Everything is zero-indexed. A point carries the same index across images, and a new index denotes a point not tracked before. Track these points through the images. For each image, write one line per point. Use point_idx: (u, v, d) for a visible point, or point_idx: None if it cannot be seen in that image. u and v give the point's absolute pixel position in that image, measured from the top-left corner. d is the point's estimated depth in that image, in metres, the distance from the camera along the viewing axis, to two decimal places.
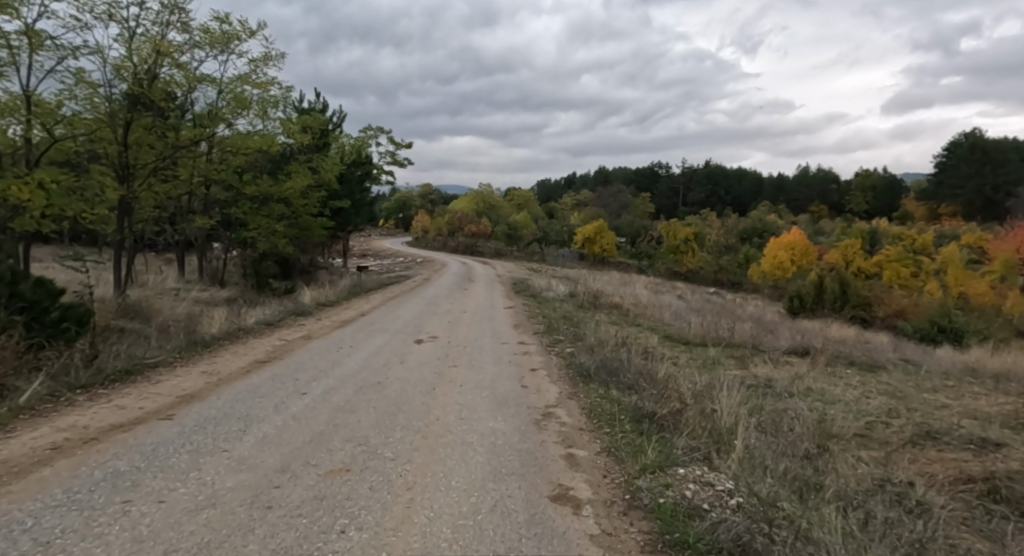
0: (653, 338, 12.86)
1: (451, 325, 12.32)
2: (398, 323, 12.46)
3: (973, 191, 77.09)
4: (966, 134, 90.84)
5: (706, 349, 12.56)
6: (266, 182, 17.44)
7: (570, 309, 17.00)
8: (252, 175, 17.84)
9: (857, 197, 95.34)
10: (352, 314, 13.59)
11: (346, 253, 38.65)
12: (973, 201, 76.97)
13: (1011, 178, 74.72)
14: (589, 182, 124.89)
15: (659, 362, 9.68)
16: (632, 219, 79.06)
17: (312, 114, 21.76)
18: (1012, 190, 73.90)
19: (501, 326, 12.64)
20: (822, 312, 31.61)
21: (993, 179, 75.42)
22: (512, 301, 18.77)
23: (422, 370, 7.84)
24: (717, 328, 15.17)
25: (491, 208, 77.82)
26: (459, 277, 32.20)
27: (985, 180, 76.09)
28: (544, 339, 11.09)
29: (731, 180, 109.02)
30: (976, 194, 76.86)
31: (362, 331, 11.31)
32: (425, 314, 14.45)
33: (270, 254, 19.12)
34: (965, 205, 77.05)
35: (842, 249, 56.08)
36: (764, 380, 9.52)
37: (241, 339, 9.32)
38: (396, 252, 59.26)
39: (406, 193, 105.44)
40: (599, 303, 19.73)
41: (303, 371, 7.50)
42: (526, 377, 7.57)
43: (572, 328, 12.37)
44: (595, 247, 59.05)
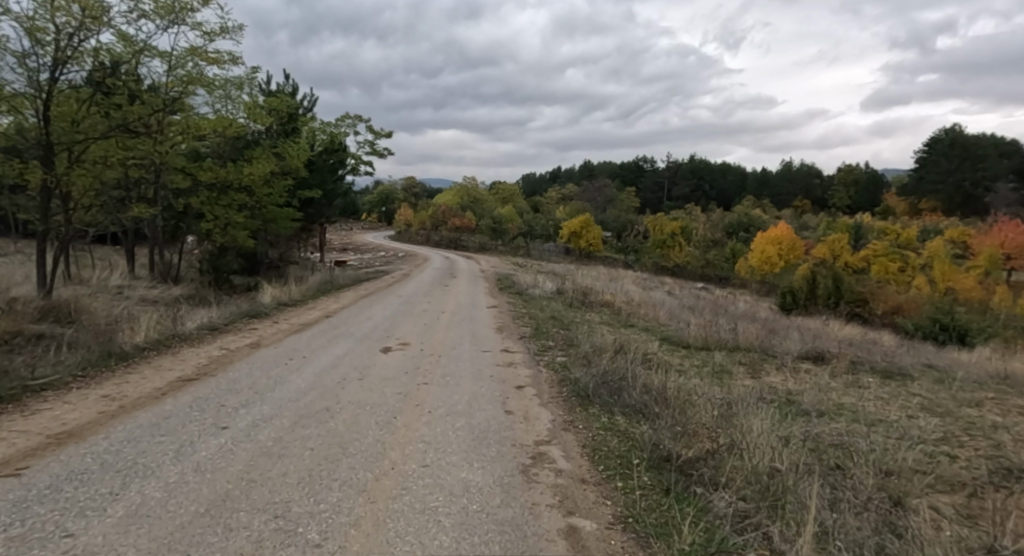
0: (652, 342, 11.64)
1: (425, 329, 10.90)
2: (365, 327, 11.01)
3: (954, 187, 77.53)
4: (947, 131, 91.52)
5: (711, 355, 11.34)
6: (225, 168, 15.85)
7: (559, 309, 15.71)
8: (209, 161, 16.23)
9: (840, 192, 95.52)
10: (316, 316, 12.11)
11: (323, 248, 37.00)
12: (954, 196, 77.31)
13: (990, 174, 75.36)
14: (574, 176, 123.79)
15: (664, 373, 8.43)
16: (618, 214, 78.10)
17: (279, 96, 20.18)
18: (993, 185, 74.29)
19: (482, 329, 11.28)
20: (814, 309, 30.84)
21: (974, 174, 75.80)
22: (496, 299, 17.43)
23: (384, 390, 6.44)
24: (718, 330, 14.03)
25: (477, 202, 76.35)
26: (441, 273, 30.79)
27: (965, 175, 76.44)
28: (531, 345, 9.75)
29: (716, 175, 108.63)
30: (956, 190, 77.27)
31: (322, 336, 9.84)
32: (398, 315, 13.00)
33: (231, 249, 17.52)
34: (946, 200, 77.32)
35: (829, 244, 55.64)
36: (785, 395, 8.30)
37: (171, 350, 7.81)
38: (377, 246, 57.55)
39: (390, 188, 103.59)
40: (589, 301, 18.48)
41: (235, 393, 6.03)
42: (511, 399, 6.21)
43: (563, 333, 11.06)
44: (581, 241, 57.98)
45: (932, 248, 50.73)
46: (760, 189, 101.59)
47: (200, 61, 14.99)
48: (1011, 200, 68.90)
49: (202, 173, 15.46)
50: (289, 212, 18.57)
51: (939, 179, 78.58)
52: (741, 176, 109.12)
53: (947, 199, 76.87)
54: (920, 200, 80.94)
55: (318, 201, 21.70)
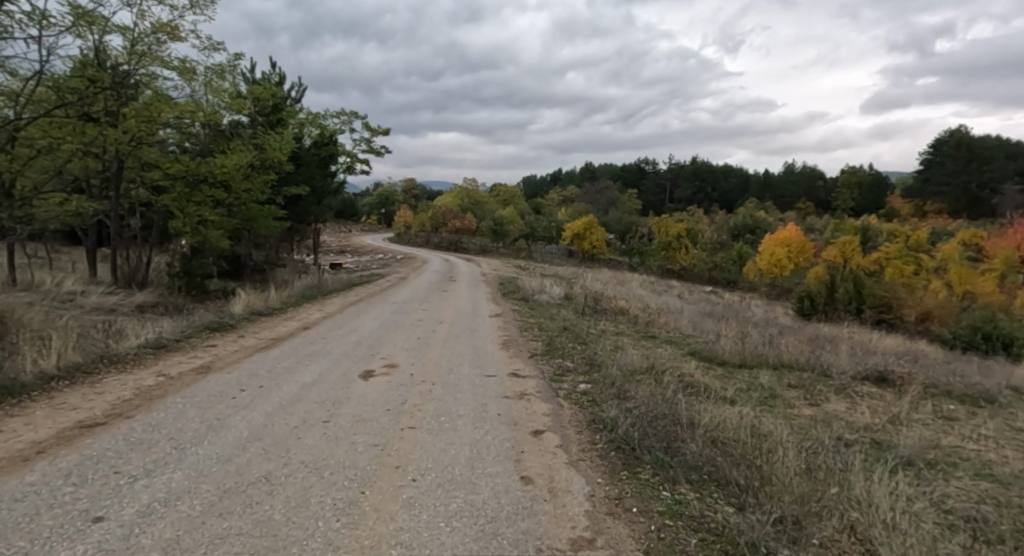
0: (684, 362, 9.99)
1: (418, 346, 9.21)
2: (347, 342, 9.34)
3: (959, 188, 76.00)
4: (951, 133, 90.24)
5: (753, 376, 9.65)
6: (196, 160, 14.18)
7: (570, 318, 14.07)
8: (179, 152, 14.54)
9: (844, 194, 94.03)
10: (291, 328, 10.44)
11: (315, 251, 35.35)
12: (960, 198, 75.83)
13: (996, 176, 74.07)
14: (574, 178, 122.31)
15: (714, 406, 6.73)
16: (621, 215, 76.51)
17: (263, 85, 18.57)
18: (1000, 187, 72.84)
19: (485, 345, 9.60)
20: (830, 313, 29.26)
21: (981, 175, 74.20)
22: (500, 306, 15.78)
23: (356, 441, 4.74)
24: (752, 343, 12.38)
25: (477, 204, 74.75)
26: (440, 276, 29.16)
27: (972, 177, 74.80)
28: (546, 366, 8.05)
29: (718, 177, 107.12)
30: (962, 192, 75.80)
31: (292, 355, 8.13)
32: (388, 326, 11.35)
33: (206, 250, 15.84)
34: (953, 202, 75.82)
35: (840, 246, 54.01)
36: (869, 434, 6.58)
37: (88, 379, 6.08)
38: (373, 248, 55.90)
39: (389, 190, 102.26)
40: (601, 308, 16.82)
41: (143, 450, 4.31)
42: (527, 457, 4.50)
43: (580, 350, 9.39)
44: (585, 243, 56.34)
45: (946, 251, 49.16)
46: (763, 191, 100.08)
47: (166, 37, 13.33)
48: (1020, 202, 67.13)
49: (169, 164, 13.79)
50: (271, 210, 16.87)
51: (946, 180, 76.99)
52: (744, 178, 107.59)
53: (954, 201, 75.29)
54: (926, 202, 79.30)
55: (307, 199, 20.03)
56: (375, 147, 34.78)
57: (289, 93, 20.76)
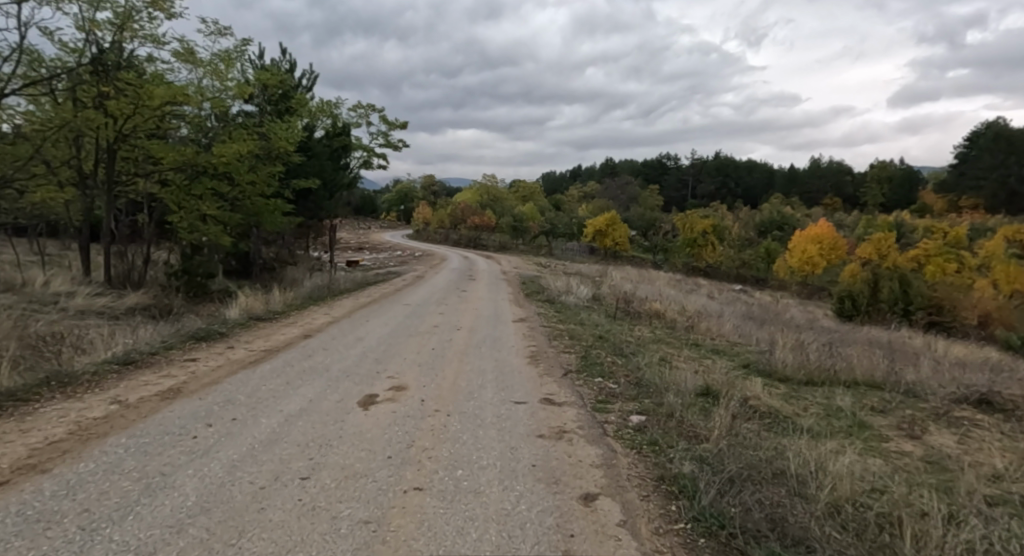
0: (744, 381, 8.54)
1: (435, 360, 7.91)
2: (350, 355, 8.09)
3: (996, 183, 72.63)
4: (987, 125, 86.52)
5: (825, 398, 8.18)
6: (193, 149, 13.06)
7: (603, 323, 12.67)
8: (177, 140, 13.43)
9: (874, 189, 90.81)
10: (290, 337, 9.20)
11: (331, 248, 34.36)
12: (998, 193, 72.50)
13: None
14: (595, 175, 120.26)
15: (805, 447, 5.30)
16: (643, 212, 74.62)
17: (270, 71, 17.47)
18: None
19: (509, 358, 8.26)
20: (873, 315, 27.36)
21: (1021, 169, 70.89)
22: (523, 309, 14.45)
23: (341, 515, 3.40)
24: (812, 353, 10.88)
25: (496, 200, 73.41)
26: (459, 274, 27.92)
27: (1011, 170, 71.43)
28: (585, 388, 6.70)
29: (742, 172, 104.37)
30: (1000, 186, 72.42)
31: (283, 373, 6.85)
32: (399, 333, 10.09)
33: (207, 247, 14.73)
34: (990, 197, 72.58)
35: (875, 242, 51.43)
36: (1009, 486, 5.09)
37: (18, 411, 4.84)
38: (392, 245, 54.95)
39: (408, 187, 101.50)
40: (633, 312, 15.38)
41: (36, 533, 3.02)
42: (583, 548, 3.13)
43: (621, 367, 8.01)
44: (607, 240, 54.67)
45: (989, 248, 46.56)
46: (789, 186, 97.15)
47: (159, 13, 12.20)
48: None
49: (164, 154, 12.69)
50: (277, 204, 15.74)
51: (984, 175, 73.78)
52: (768, 172, 104.63)
53: (991, 196, 72.06)
54: (961, 196, 76.07)
55: (319, 193, 18.87)
56: (392, 141, 33.73)
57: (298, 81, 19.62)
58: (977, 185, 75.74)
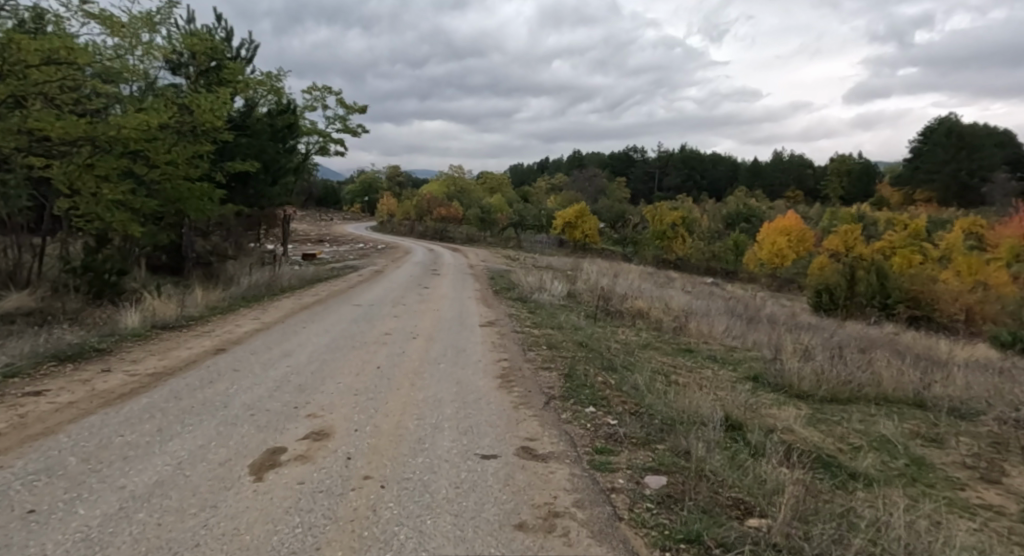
0: (764, 403, 7.04)
1: (378, 385, 6.13)
2: (265, 379, 6.19)
3: (949, 176, 74.33)
4: (940, 121, 88.83)
5: (858, 422, 6.77)
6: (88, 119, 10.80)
7: (583, 327, 11.12)
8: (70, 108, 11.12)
9: (833, 182, 92.31)
10: (197, 354, 7.23)
11: (284, 241, 32.01)
12: (950, 186, 74.18)
13: (985, 164, 72.91)
14: (562, 167, 119.14)
15: (893, 521, 3.76)
16: (611, 203, 73.70)
17: (198, 37, 15.24)
18: (991, 175, 71.28)
19: (474, 380, 6.56)
20: (847, 311, 26.83)
21: (972, 164, 72.76)
22: (492, 309, 12.77)
23: None
24: (822, 359, 9.56)
25: (463, 192, 71.32)
26: (422, 268, 26.08)
27: (963, 165, 73.25)
28: (575, 430, 5.02)
29: (707, 164, 104.70)
30: (952, 179, 74.14)
31: (159, 411, 4.92)
32: (340, 345, 8.23)
33: (117, 239, 12.47)
34: (943, 190, 74.34)
35: (842, 235, 51.41)
36: None
37: None
38: (352, 237, 52.39)
39: (372, 177, 98.33)
40: (614, 312, 13.85)
41: None
42: None
43: (614, 392, 6.40)
44: (577, 232, 53.37)
45: (951, 241, 46.84)
46: (753, 179, 97.83)
47: None
48: (1009, 190, 67.13)
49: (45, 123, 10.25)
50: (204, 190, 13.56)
51: (938, 168, 75.40)
52: (733, 166, 105.35)
53: (944, 189, 73.65)
54: (915, 190, 77.67)
55: (260, 178, 16.68)
56: (351, 126, 31.55)
57: (234, 52, 17.30)
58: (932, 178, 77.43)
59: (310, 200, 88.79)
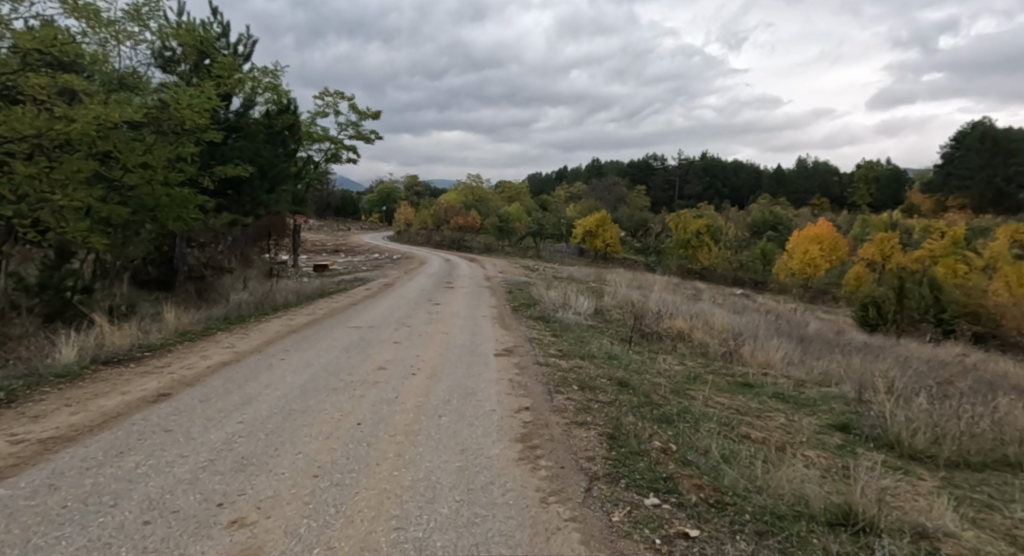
0: (878, 473, 5.17)
1: (351, 459, 4.40)
2: (199, 445, 4.49)
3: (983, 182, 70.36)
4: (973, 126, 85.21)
5: (1019, 505, 4.85)
6: (37, 113, 9.37)
7: (620, 357, 9.33)
8: (22, 102, 9.72)
9: (860, 190, 89.20)
10: (126, 402, 5.56)
11: (294, 251, 30.75)
12: (986, 193, 70.02)
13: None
14: (580, 176, 117.35)
15: None
16: (632, 212, 71.63)
17: (187, 29, 13.90)
18: None
19: (484, 445, 4.81)
20: (897, 327, 24.74)
21: (1008, 169, 69.15)
22: (510, 332, 11.04)
23: None
24: (923, 401, 7.63)
25: (481, 201, 69.90)
26: (436, 280, 24.57)
27: (998, 170, 69.68)
28: (638, 552, 3.23)
29: (730, 172, 102.25)
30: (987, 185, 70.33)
31: (5, 517, 3.24)
32: (319, 386, 6.54)
33: (83, 252, 11.01)
34: (978, 196, 70.68)
35: (878, 243, 48.77)
36: None
37: None
38: (368, 247, 51.24)
39: (391, 187, 97.90)
40: (651, 334, 12.07)
41: None
42: None
43: (676, 468, 4.59)
44: (597, 241, 51.53)
45: (997, 249, 43.06)
46: (777, 186, 94.85)
47: None
48: None
49: None
50: (185, 195, 12.09)
51: (971, 174, 71.68)
52: (756, 173, 102.72)
53: (979, 195, 69.90)
54: (948, 196, 74.00)
55: (254, 184, 15.17)
56: (363, 132, 30.28)
57: (229, 48, 15.89)
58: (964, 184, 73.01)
59: (328, 208, 88.19)
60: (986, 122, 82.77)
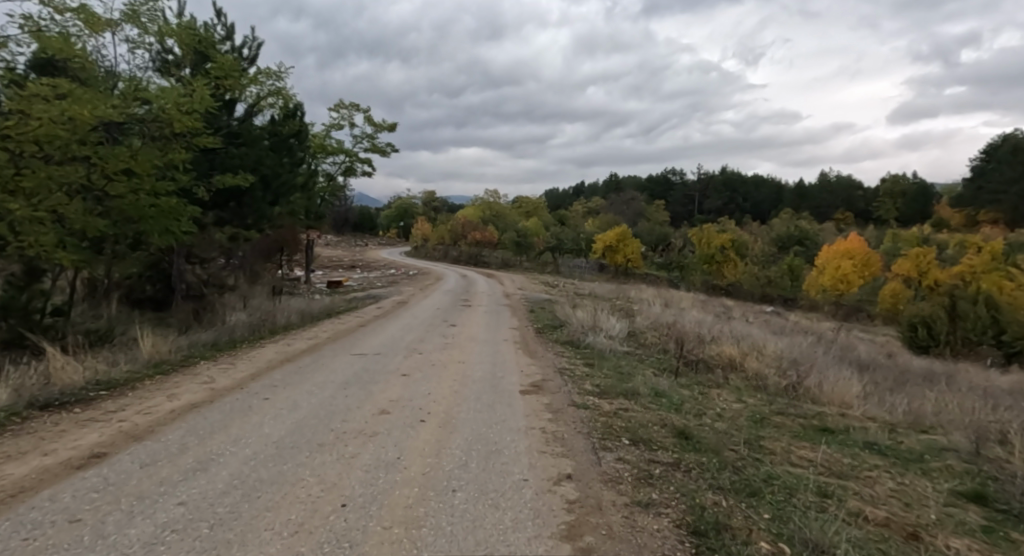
0: None
1: None
2: (109, 552, 3.10)
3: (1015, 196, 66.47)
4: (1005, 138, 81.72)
5: None
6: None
7: (669, 396, 7.83)
8: None
9: (887, 204, 86.37)
10: (39, 470, 4.18)
11: (307, 267, 29.74)
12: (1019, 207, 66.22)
13: None
14: (598, 190, 115.99)
15: None
16: (652, 226, 69.94)
17: (184, 29, 12.87)
18: None
19: (515, 549, 3.34)
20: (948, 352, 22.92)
21: None
22: (537, 361, 9.58)
23: None
24: None
25: (499, 216, 68.83)
26: (454, 297, 23.35)
27: None
28: None
29: (751, 187, 100.15)
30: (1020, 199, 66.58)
31: None
32: (301, 442, 5.14)
33: (58, 270, 9.85)
34: (1011, 211, 66.90)
35: (913, 258, 46.42)
36: None
37: None
38: (384, 263, 50.25)
39: (408, 203, 97.63)
40: (697, 364, 10.56)
41: None
42: None
43: None
44: (618, 256, 49.95)
45: None
46: (799, 200, 92.27)
47: None
48: None
49: None
50: (174, 206, 10.92)
51: (1004, 187, 68.00)
52: (778, 188, 100.39)
53: (1012, 209, 66.42)
54: (979, 211, 70.48)
55: (255, 195, 13.99)
56: (379, 145, 29.33)
57: (233, 50, 14.89)
58: (994, 199, 69.20)
59: (345, 224, 87.93)
60: (1019, 133, 79.16)
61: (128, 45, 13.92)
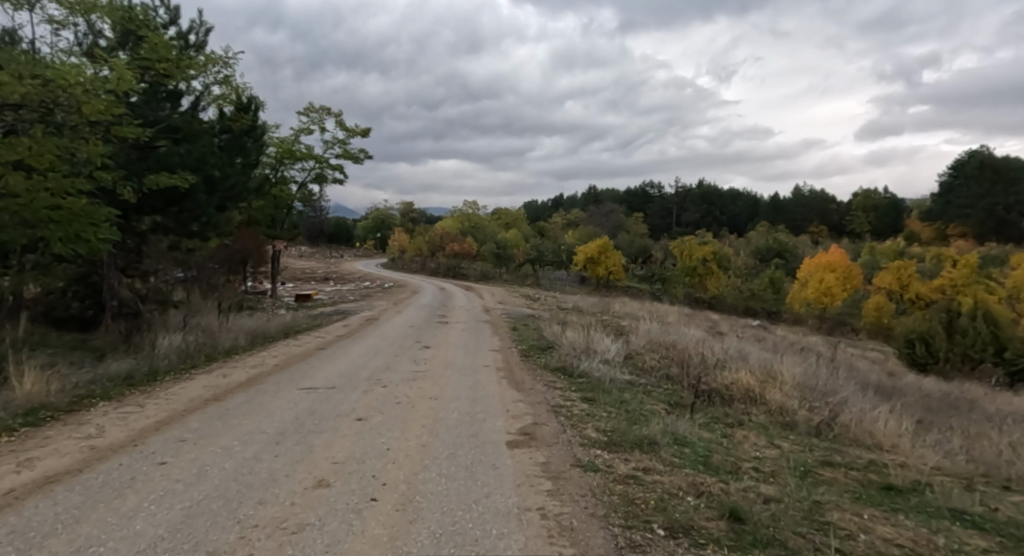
0: None
1: None
2: None
3: (983, 211, 66.66)
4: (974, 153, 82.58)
5: None
6: None
7: (693, 445, 6.24)
8: None
9: (860, 218, 86.91)
10: None
11: (273, 280, 27.77)
12: (987, 222, 66.55)
13: None
14: (578, 202, 114.99)
15: None
16: (633, 238, 69.07)
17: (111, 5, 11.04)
18: None
19: None
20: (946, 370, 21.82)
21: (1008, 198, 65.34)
22: (526, 396, 7.93)
23: None
24: None
25: (477, 227, 67.24)
26: (430, 313, 21.61)
27: (997, 200, 66.10)
28: None
29: (729, 200, 100.28)
30: (988, 214, 66.70)
31: None
32: (183, 549, 3.40)
33: None
34: (978, 225, 67.16)
35: (895, 271, 45.89)
36: None
37: None
38: (359, 275, 48.27)
39: (385, 214, 95.54)
40: (712, 396, 9.03)
41: None
42: None
43: None
44: (600, 268, 48.69)
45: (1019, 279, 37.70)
46: (776, 213, 92.52)
47: None
48: None
49: None
50: (86, 209, 9.05)
51: (972, 202, 68.38)
52: (755, 201, 100.72)
53: (980, 224, 66.77)
54: (949, 224, 71.03)
55: (198, 198, 12.14)
56: (351, 150, 27.54)
57: (174, 35, 13.06)
58: (963, 214, 69.61)
59: (319, 235, 85.46)
60: (985, 148, 80.17)
61: (50, 27, 12.05)
